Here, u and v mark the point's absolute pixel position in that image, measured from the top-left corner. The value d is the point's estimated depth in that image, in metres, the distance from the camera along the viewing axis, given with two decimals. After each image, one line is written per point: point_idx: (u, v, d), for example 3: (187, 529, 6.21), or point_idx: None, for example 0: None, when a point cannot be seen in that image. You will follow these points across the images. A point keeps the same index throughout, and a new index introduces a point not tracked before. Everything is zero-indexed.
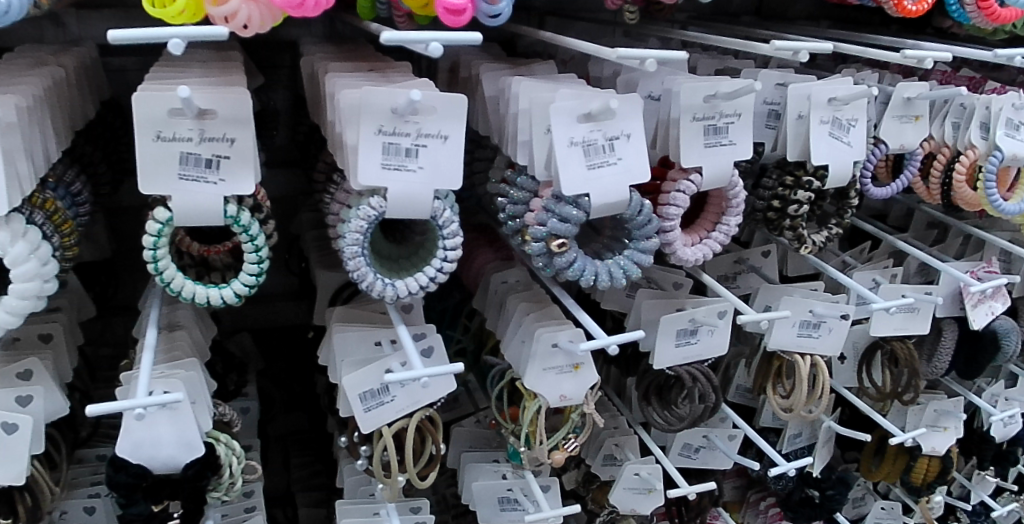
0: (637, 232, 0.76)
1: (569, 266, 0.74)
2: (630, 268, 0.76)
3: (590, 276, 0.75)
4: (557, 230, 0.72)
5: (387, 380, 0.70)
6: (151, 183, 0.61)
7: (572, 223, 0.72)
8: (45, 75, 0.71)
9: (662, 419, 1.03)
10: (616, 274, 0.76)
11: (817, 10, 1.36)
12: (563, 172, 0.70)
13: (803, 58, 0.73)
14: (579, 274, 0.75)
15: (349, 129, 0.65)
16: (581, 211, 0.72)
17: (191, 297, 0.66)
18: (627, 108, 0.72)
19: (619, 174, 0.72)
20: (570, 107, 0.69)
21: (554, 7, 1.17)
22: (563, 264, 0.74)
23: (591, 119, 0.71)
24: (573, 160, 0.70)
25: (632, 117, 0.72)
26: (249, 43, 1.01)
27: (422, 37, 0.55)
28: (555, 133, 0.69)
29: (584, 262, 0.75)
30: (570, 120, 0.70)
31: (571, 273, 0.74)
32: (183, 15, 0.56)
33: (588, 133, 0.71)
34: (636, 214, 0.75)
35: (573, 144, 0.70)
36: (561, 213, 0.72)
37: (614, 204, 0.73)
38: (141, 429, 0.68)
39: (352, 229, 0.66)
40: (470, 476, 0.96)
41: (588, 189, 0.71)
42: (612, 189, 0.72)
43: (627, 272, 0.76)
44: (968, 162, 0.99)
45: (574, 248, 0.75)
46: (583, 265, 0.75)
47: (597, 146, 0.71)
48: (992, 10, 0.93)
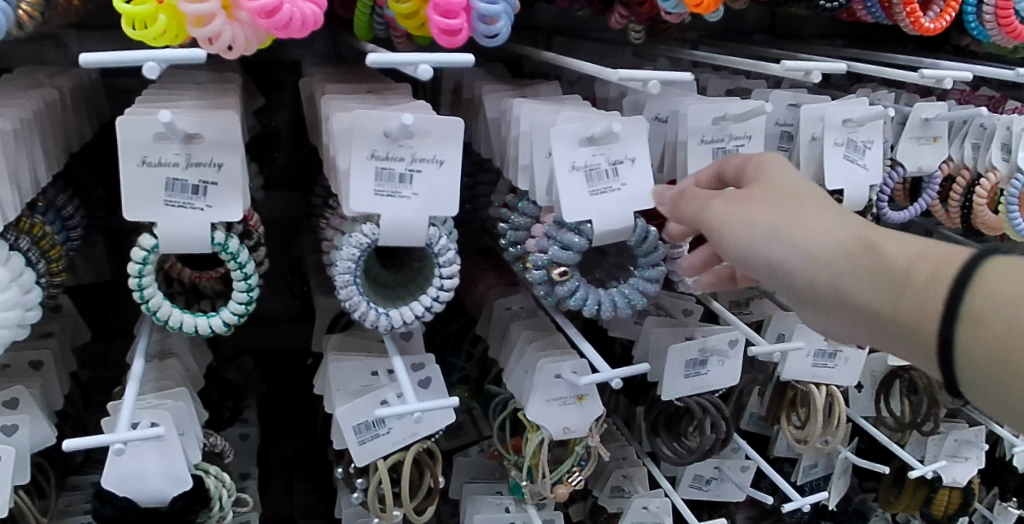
0: (643, 260, 0.73)
1: (570, 294, 0.72)
2: (636, 298, 0.73)
3: (593, 305, 0.72)
4: (558, 257, 0.70)
5: (379, 414, 0.67)
6: (136, 209, 0.59)
7: (574, 250, 0.70)
8: (36, 96, 0.69)
9: (672, 451, 0.99)
10: (621, 303, 0.72)
11: (830, 30, 1.34)
12: (565, 198, 0.68)
13: (815, 77, 0.70)
14: (580, 303, 0.72)
15: (342, 154, 0.63)
16: (584, 238, 0.70)
17: (178, 326, 0.63)
18: (631, 131, 0.70)
19: (623, 199, 0.70)
20: (572, 131, 0.67)
21: (562, 26, 1.16)
22: (564, 292, 0.71)
23: (594, 143, 0.69)
24: (575, 186, 0.68)
25: (635, 141, 0.70)
26: (251, 64, 1.00)
27: (411, 58, 0.53)
28: (556, 157, 0.67)
29: (588, 291, 0.72)
30: (572, 144, 0.67)
31: (573, 302, 0.71)
32: (164, 36, 0.54)
33: (590, 157, 0.68)
34: (641, 241, 0.72)
35: (574, 169, 0.68)
36: (562, 240, 0.69)
37: (618, 231, 0.71)
38: (127, 461, 0.65)
39: (343, 257, 0.64)
40: (471, 508, 0.92)
41: (591, 215, 0.69)
42: (615, 216, 0.70)
43: (632, 301, 0.73)
44: (989, 185, 0.96)
45: (575, 275, 0.72)
46: (586, 294, 0.72)
47: (599, 170, 0.69)
48: (1012, 26, 0.89)
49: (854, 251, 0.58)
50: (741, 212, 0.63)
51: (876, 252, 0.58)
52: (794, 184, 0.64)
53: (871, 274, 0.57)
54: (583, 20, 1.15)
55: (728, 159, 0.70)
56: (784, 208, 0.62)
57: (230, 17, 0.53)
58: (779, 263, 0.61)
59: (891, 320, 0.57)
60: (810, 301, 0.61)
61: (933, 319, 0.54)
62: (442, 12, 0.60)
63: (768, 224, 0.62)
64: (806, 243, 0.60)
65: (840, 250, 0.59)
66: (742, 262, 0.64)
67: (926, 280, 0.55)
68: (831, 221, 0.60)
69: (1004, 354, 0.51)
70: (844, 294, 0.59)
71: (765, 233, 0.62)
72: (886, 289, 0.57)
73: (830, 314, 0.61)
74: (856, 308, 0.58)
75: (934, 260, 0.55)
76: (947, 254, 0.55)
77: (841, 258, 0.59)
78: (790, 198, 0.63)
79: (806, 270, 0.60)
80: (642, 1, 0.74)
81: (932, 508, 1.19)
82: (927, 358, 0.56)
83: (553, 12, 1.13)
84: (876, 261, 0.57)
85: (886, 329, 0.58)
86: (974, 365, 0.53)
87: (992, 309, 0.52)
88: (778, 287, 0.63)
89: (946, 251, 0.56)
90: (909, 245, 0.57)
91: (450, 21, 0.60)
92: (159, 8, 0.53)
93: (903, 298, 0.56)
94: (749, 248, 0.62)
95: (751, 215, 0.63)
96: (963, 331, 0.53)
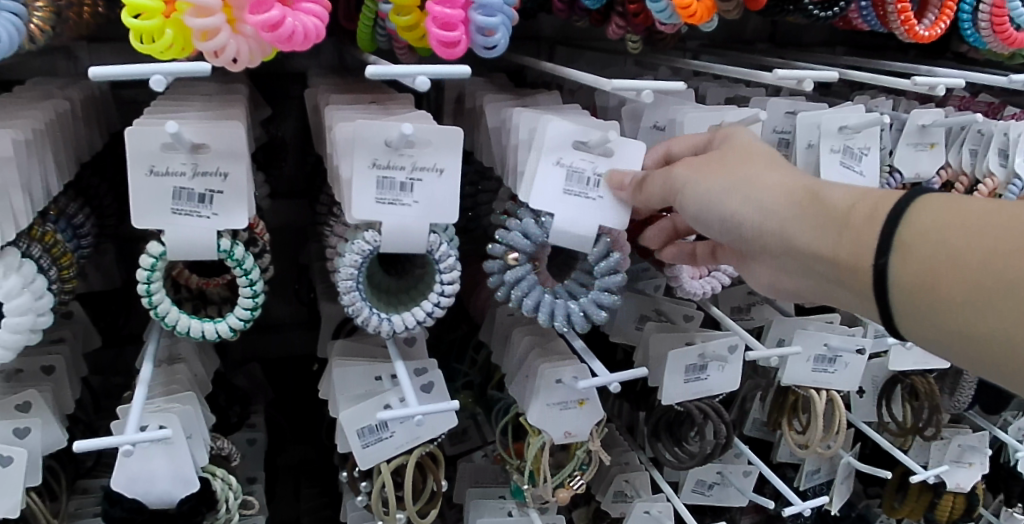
0: (599, 281, 0.72)
1: (514, 285, 0.71)
2: (575, 318, 0.72)
3: (531, 303, 0.71)
4: (512, 241, 0.70)
5: (381, 416, 0.69)
6: (144, 217, 0.61)
7: (532, 240, 0.70)
8: (48, 108, 0.71)
9: (673, 457, 1.00)
10: (557, 314, 0.71)
11: (832, 38, 1.35)
12: (538, 189, 0.68)
13: (807, 87, 0.71)
14: (521, 294, 0.71)
15: (345, 163, 0.65)
16: (542, 234, 0.70)
17: (186, 331, 0.65)
18: (630, 146, 0.70)
19: (594, 209, 0.70)
20: (568, 131, 0.68)
21: (564, 36, 1.17)
22: (510, 278, 0.71)
23: (587, 148, 0.70)
24: (552, 181, 0.69)
25: (634, 149, 0.71)
26: (258, 75, 1.02)
27: (409, 69, 0.55)
28: (542, 152, 0.68)
29: (537, 294, 0.71)
30: (565, 143, 0.68)
31: (514, 289, 0.71)
32: (172, 49, 0.56)
33: (580, 160, 0.69)
34: (599, 256, 0.71)
35: (558, 164, 0.68)
36: (525, 231, 0.70)
37: (575, 236, 0.70)
38: (136, 462, 0.66)
39: (346, 264, 0.66)
40: (474, 512, 0.93)
41: (554, 209, 0.69)
42: (581, 216, 0.70)
43: (569, 315, 0.72)
44: (987, 190, 0.96)
45: (528, 266, 0.71)
46: (534, 293, 0.71)
47: (583, 175, 0.69)
48: (1008, 34, 0.90)
49: (800, 200, 0.64)
50: (695, 174, 0.68)
51: (818, 200, 0.63)
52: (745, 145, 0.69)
53: (816, 219, 0.63)
54: (585, 30, 1.17)
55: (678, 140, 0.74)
56: (734, 163, 0.67)
57: (235, 30, 0.55)
58: (733, 215, 0.66)
59: (835, 261, 0.63)
60: (763, 250, 0.67)
61: (872, 253, 0.60)
62: (441, 25, 0.62)
63: (722, 179, 0.67)
64: (754, 195, 0.65)
65: (789, 202, 0.64)
66: (698, 218, 0.68)
67: (866, 220, 0.61)
68: (779, 172, 0.66)
69: (934, 275, 0.57)
70: (791, 240, 0.65)
71: (718, 189, 0.67)
72: (829, 231, 0.62)
73: (782, 260, 0.67)
74: (803, 252, 0.64)
75: (873, 202, 0.61)
76: (884, 196, 0.62)
77: (790, 209, 0.64)
78: (742, 152, 0.68)
79: (756, 219, 0.65)
80: (638, 11, 0.76)
81: (937, 514, 1.19)
82: (867, 294, 0.62)
83: (556, 24, 1.15)
84: (820, 207, 0.63)
85: (830, 270, 0.64)
86: (906, 292, 0.59)
87: (923, 239, 0.58)
88: (732, 240, 0.69)
89: (883, 194, 0.62)
90: (846, 192, 0.63)
91: (449, 34, 0.62)
92: (166, 22, 0.54)
93: (846, 237, 0.62)
94: (706, 203, 0.67)
95: (705, 174, 0.67)
96: (898, 261, 0.59)
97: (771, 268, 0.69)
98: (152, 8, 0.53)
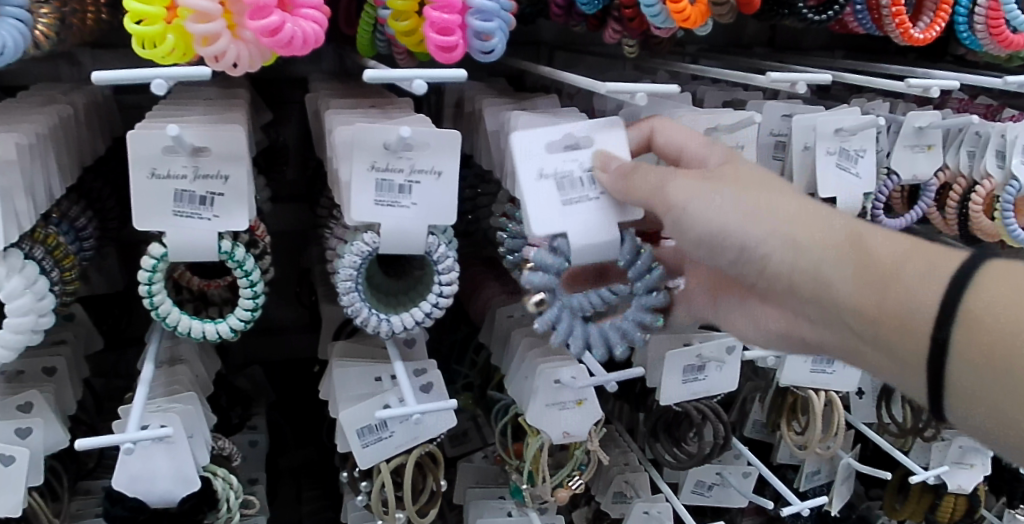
0: (638, 284, 0.70)
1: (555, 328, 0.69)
2: (636, 332, 0.70)
3: (580, 341, 0.69)
4: (536, 284, 0.67)
5: (380, 415, 0.70)
6: (146, 219, 0.62)
7: (557, 273, 0.67)
8: (51, 113, 0.72)
9: (672, 457, 1.01)
10: (608, 340, 0.70)
11: (831, 41, 1.36)
12: (533, 202, 0.65)
13: (801, 88, 0.72)
14: (564, 337, 0.69)
15: (344, 166, 0.66)
16: (564, 261, 0.67)
17: (187, 331, 0.66)
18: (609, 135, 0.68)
19: (600, 209, 0.66)
20: (534, 140, 0.66)
21: (563, 41, 1.18)
22: (545, 322, 0.69)
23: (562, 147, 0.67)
24: (545, 193, 0.65)
25: (607, 136, 0.68)
26: (259, 80, 1.03)
27: (405, 74, 0.56)
28: (520, 167, 0.65)
29: (582, 329, 0.70)
30: (539, 152, 0.66)
31: (559, 335, 0.69)
32: (173, 54, 0.57)
33: (561, 165, 0.66)
34: (629, 259, 0.69)
35: (543, 175, 0.66)
36: (544, 266, 0.67)
37: (602, 246, 0.66)
38: (137, 461, 0.67)
39: (345, 265, 0.67)
40: (474, 512, 0.94)
41: (564, 226, 0.65)
42: (593, 225, 0.66)
43: (628, 334, 0.70)
44: (985, 193, 0.96)
45: (554, 298, 0.69)
46: (579, 333, 0.69)
47: (572, 178, 0.66)
48: (1003, 37, 0.90)
49: (843, 246, 0.61)
50: (715, 194, 0.63)
51: (861, 249, 0.60)
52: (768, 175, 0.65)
53: (858, 270, 0.60)
54: (584, 35, 1.18)
55: (664, 126, 0.71)
56: (770, 197, 0.63)
57: (235, 36, 0.56)
58: (755, 245, 0.62)
59: (874, 317, 0.60)
60: (787, 290, 0.64)
61: (921, 313, 0.58)
62: (438, 29, 0.63)
63: (758, 213, 0.62)
64: (780, 226, 0.62)
65: (829, 247, 0.61)
66: (714, 244, 0.64)
67: (919, 283, 0.58)
68: (814, 209, 0.62)
69: (996, 353, 0.54)
70: (821, 279, 0.61)
71: (752, 222, 0.62)
72: (867, 278, 0.60)
73: (808, 304, 0.64)
74: (837, 302, 0.61)
75: (926, 264, 0.59)
76: (935, 257, 0.59)
77: (829, 254, 0.61)
78: (763, 179, 0.64)
79: (785, 254, 0.62)
80: (633, 17, 0.76)
81: (938, 515, 1.19)
82: (903, 357, 0.60)
83: (556, 28, 1.16)
84: (864, 257, 0.60)
85: (861, 323, 0.61)
86: (956, 372, 0.57)
87: (983, 308, 0.55)
88: (748, 270, 0.65)
89: (932, 251, 0.60)
90: (890, 243, 0.61)
91: (445, 38, 0.63)
92: (168, 28, 0.55)
93: (893, 295, 0.59)
94: (720, 228, 0.63)
95: (733, 199, 0.63)
96: (958, 336, 0.57)
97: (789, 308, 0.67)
98: (154, 14, 0.54)
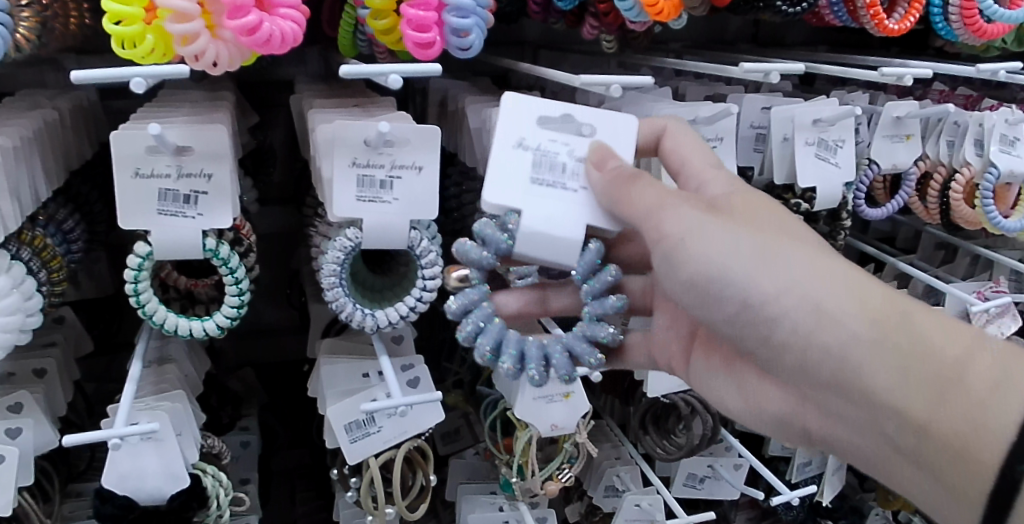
0: (590, 305, 0.65)
1: (469, 314, 0.64)
2: (558, 360, 0.64)
3: (492, 344, 0.63)
4: (468, 255, 0.63)
5: (366, 408, 0.71)
6: (130, 218, 0.63)
7: (491, 253, 0.63)
8: (37, 117, 0.73)
9: (662, 449, 1.03)
10: (518, 351, 0.63)
11: (814, 37, 1.37)
12: (500, 176, 0.61)
13: (774, 79, 0.75)
14: (475, 333, 0.64)
15: (325, 163, 0.67)
16: (508, 240, 0.62)
17: (174, 329, 0.67)
18: (614, 123, 0.64)
19: (576, 203, 0.62)
20: (525, 109, 0.62)
21: (547, 40, 1.19)
22: (461, 306, 0.64)
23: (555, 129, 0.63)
24: (517, 165, 0.62)
25: (614, 128, 0.64)
26: (245, 83, 1.04)
27: (382, 68, 0.59)
28: (499, 132, 0.62)
29: (500, 331, 0.64)
30: (529, 121, 0.62)
31: (471, 324, 0.64)
32: (153, 55, 0.58)
33: (548, 143, 0.63)
34: (586, 272, 0.64)
35: (522, 146, 0.62)
36: (484, 239, 0.62)
37: (553, 241, 0.62)
38: (125, 459, 0.68)
39: (329, 260, 0.68)
40: (466, 507, 0.94)
41: (522, 205, 0.61)
42: (557, 215, 0.61)
43: (550, 360, 0.64)
44: (964, 180, 0.97)
45: (480, 286, 0.65)
46: (494, 329, 0.63)
47: (554, 161, 0.62)
48: (978, 26, 0.92)
49: (891, 327, 0.57)
50: (734, 240, 0.59)
51: (913, 336, 0.56)
52: (802, 228, 0.61)
53: (896, 351, 0.56)
54: (567, 34, 1.19)
55: (678, 131, 0.68)
56: (807, 256, 0.59)
57: (214, 36, 0.57)
58: (769, 299, 0.59)
59: (918, 420, 0.57)
60: (810, 369, 0.60)
61: (934, 407, 0.56)
62: (416, 27, 0.64)
63: (793, 274, 0.58)
64: (804, 287, 0.58)
65: (874, 325, 0.57)
66: (720, 299, 0.61)
67: (982, 391, 0.55)
68: (850, 275, 0.59)
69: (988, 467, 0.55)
70: (838, 347, 0.58)
71: (783, 285, 0.58)
72: (894, 359, 0.56)
73: (838, 390, 0.60)
74: (872, 392, 0.58)
75: (994, 370, 0.56)
76: (1004, 360, 0.56)
77: (874, 334, 0.57)
78: (786, 229, 0.60)
79: (805, 317, 0.58)
80: (607, 11, 0.78)
81: None
82: (945, 468, 0.57)
83: (539, 28, 1.17)
84: (917, 345, 0.56)
85: (900, 423, 0.58)
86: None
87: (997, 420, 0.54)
88: (752, 328, 0.61)
89: (1003, 356, 0.56)
90: (936, 328, 0.57)
91: (423, 35, 0.64)
92: (147, 28, 0.56)
93: (949, 398, 0.56)
94: (723, 275, 0.59)
95: (757, 252, 0.59)
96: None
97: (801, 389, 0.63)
98: (132, 14, 0.55)
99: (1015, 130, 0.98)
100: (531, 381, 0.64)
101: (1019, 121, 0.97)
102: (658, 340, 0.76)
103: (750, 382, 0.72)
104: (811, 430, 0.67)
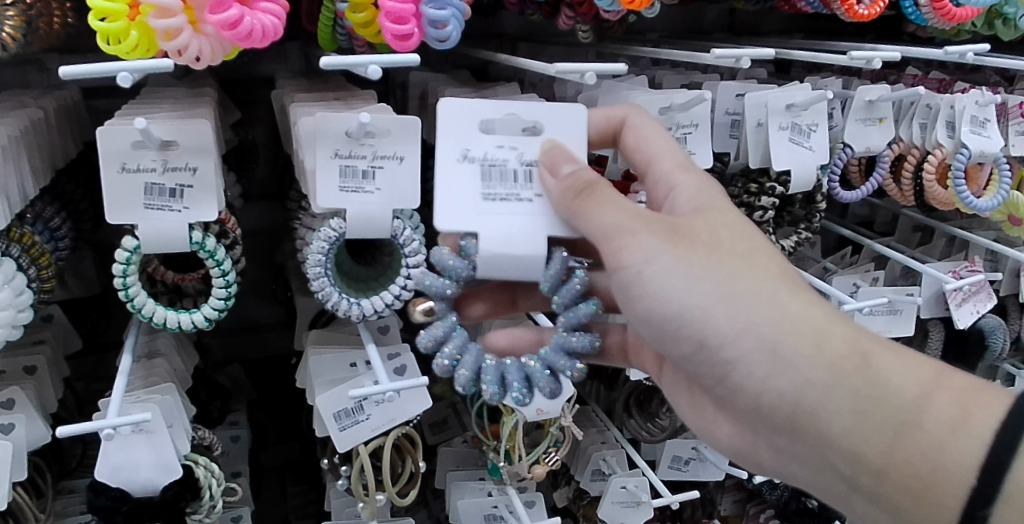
0: (563, 318, 0.66)
1: (442, 347, 0.65)
2: (540, 378, 0.65)
3: (470, 373, 0.65)
4: (433, 286, 0.65)
5: (355, 394, 0.72)
6: (118, 213, 0.64)
7: (454, 280, 0.65)
8: (22, 116, 0.74)
9: (645, 432, 1.07)
10: (493, 378, 0.64)
11: (789, 25, 1.39)
12: (453, 196, 0.62)
13: (745, 64, 0.77)
14: (452, 364, 0.65)
15: (308, 155, 0.68)
16: (468, 266, 0.64)
17: (162, 322, 0.68)
18: (561, 113, 0.66)
19: (531, 213, 0.63)
20: (467, 118, 0.64)
21: (527, 33, 1.19)
22: (433, 339, 0.65)
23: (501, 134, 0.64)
24: (466, 179, 0.63)
25: (563, 125, 0.66)
26: (227, 80, 1.05)
27: (361, 60, 0.61)
28: (444, 146, 0.63)
29: (477, 358, 0.65)
30: (469, 131, 0.64)
31: (446, 357, 0.65)
32: (138, 50, 0.59)
33: (495, 150, 0.64)
34: (554, 284, 0.64)
35: (467, 159, 0.63)
36: (446, 269, 0.65)
37: (511, 260, 0.62)
38: (118, 451, 0.69)
39: (313, 252, 0.70)
40: (455, 494, 0.96)
41: (476, 227, 0.62)
42: (514, 234, 0.62)
43: (532, 378, 0.65)
44: (937, 161, 0.99)
45: (448, 315, 0.66)
46: (470, 358, 0.65)
47: (505, 168, 0.63)
48: (947, 10, 0.93)
49: (848, 369, 0.58)
50: (690, 278, 0.59)
51: (872, 378, 0.58)
52: (767, 256, 0.61)
53: (852, 393, 0.58)
54: (546, 26, 1.20)
55: (638, 123, 0.70)
56: (767, 296, 0.59)
57: (196, 31, 0.59)
58: (725, 341, 0.60)
59: (874, 462, 0.58)
60: (765, 411, 0.62)
61: (883, 448, 0.58)
62: (393, 19, 0.65)
63: (750, 315, 0.59)
64: (761, 327, 0.59)
65: (830, 368, 0.58)
66: (676, 334, 0.62)
67: (943, 435, 0.57)
68: (812, 312, 0.59)
69: (932, 502, 0.57)
70: (794, 389, 0.59)
71: (741, 326, 0.59)
72: (849, 401, 0.58)
73: (794, 431, 0.61)
74: (829, 435, 0.59)
75: (954, 410, 0.57)
76: (966, 400, 0.57)
77: (831, 377, 0.58)
78: (750, 258, 0.60)
79: (761, 359, 0.59)
80: (581, 1, 0.80)
81: None
82: (905, 510, 0.59)
83: (518, 21, 1.18)
84: (875, 387, 0.57)
85: (857, 466, 0.59)
86: None
87: (945, 457, 0.56)
88: (706, 367, 0.63)
89: (963, 394, 0.58)
90: (894, 367, 0.58)
91: (401, 27, 0.65)
92: (131, 25, 0.58)
93: (907, 441, 0.57)
94: (678, 314, 0.61)
95: (715, 292, 0.59)
96: (1000, 512, 0.55)
97: (757, 427, 0.65)
98: (116, 10, 0.57)
99: (985, 112, 1.00)
100: (517, 403, 0.65)
101: (990, 102, 0.99)
102: (633, 346, 0.77)
103: (710, 411, 0.73)
104: (765, 462, 0.70)
